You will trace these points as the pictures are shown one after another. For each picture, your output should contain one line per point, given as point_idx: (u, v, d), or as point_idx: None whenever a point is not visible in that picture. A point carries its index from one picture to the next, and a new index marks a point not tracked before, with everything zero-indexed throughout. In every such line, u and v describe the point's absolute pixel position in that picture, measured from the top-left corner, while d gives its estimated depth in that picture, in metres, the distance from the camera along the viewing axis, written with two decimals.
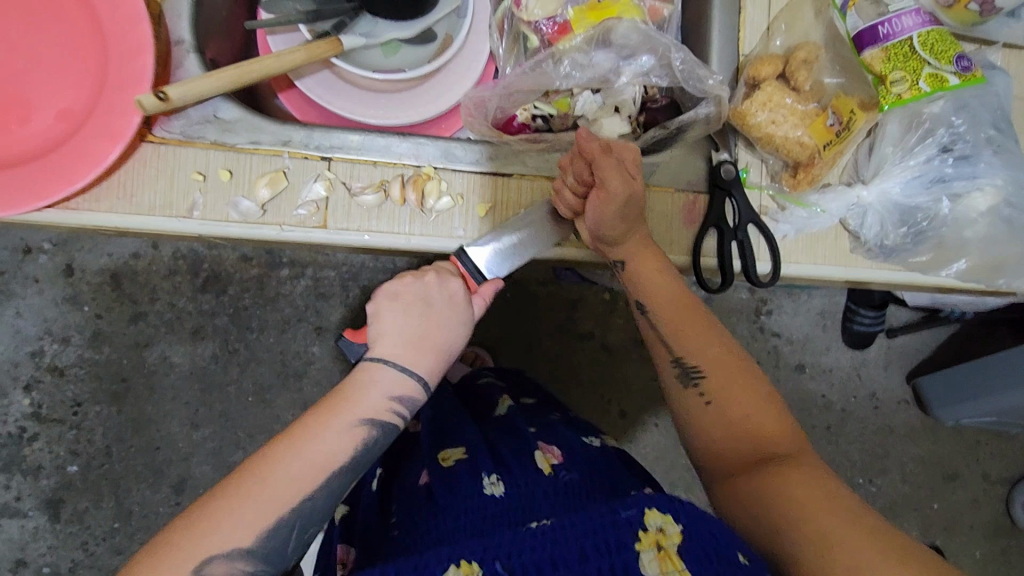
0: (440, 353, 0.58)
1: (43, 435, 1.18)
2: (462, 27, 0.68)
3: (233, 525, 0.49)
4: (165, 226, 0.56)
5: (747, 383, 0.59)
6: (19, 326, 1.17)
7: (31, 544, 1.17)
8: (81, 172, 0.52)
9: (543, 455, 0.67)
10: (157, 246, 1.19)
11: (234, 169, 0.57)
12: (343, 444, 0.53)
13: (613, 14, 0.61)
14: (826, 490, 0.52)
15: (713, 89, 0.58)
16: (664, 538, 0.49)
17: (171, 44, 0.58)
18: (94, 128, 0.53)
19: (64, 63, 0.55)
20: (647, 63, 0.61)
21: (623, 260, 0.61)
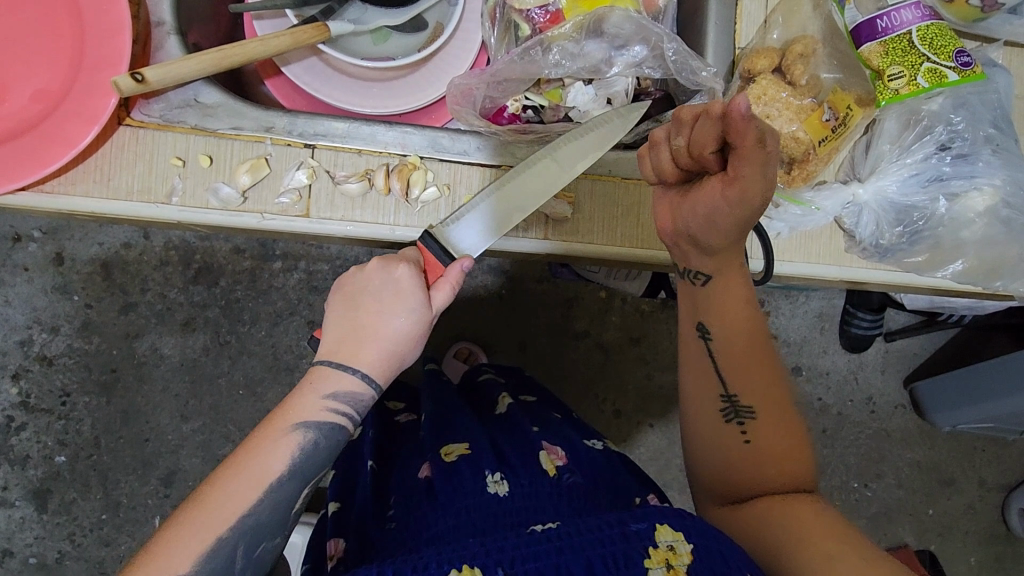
0: (382, 345, 0.53)
1: (31, 425, 1.17)
2: (453, 15, 0.67)
3: (168, 557, 0.47)
4: (142, 211, 0.55)
5: (788, 433, 0.58)
6: (8, 315, 1.16)
7: (17, 534, 1.17)
8: (55, 155, 0.51)
9: (546, 455, 0.66)
10: (148, 236, 1.18)
11: (214, 155, 0.56)
12: (279, 453, 0.51)
13: (605, 3, 0.61)
14: (824, 518, 0.52)
15: (707, 81, 0.59)
16: (674, 556, 0.47)
17: (152, 26, 0.57)
18: (71, 110, 0.52)
19: (42, 43, 0.54)
20: (639, 53, 0.60)
21: (706, 276, 0.57)
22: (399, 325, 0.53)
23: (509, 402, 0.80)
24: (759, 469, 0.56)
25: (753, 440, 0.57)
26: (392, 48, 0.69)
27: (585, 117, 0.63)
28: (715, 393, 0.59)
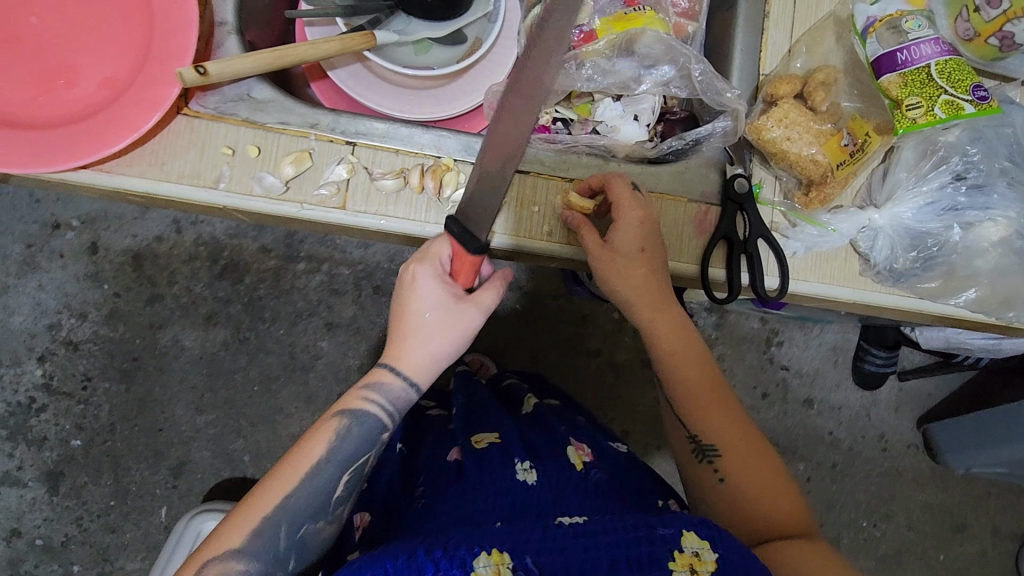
0: (416, 338, 0.57)
1: (52, 407, 1.20)
2: (492, 31, 0.70)
3: (228, 529, 0.56)
4: (191, 195, 0.58)
5: (760, 460, 0.64)
6: (41, 299, 1.21)
7: (26, 515, 1.19)
8: (117, 137, 0.54)
9: (574, 450, 0.70)
10: (181, 231, 1.23)
11: (262, 146, 0.59)
12: (319, 440, 0.57)
13: (638, 25, 0.63)
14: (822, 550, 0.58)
15: (730, 102, 0.62)
16: (699, 562, 0.48)
17: (215, 25, 0.61)
18: (136, 97, 0.55)
19: (114, 36, 0.59)
20: (667, 72, 0.63)
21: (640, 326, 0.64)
22: (431, 333, 0.57)
23: (536, 402, 0.82)
24: (738, 499, 0.63)
25: (727, 478, 0.64)
26: (433, 58, 0.71)
27: (611, 130, 0.65)
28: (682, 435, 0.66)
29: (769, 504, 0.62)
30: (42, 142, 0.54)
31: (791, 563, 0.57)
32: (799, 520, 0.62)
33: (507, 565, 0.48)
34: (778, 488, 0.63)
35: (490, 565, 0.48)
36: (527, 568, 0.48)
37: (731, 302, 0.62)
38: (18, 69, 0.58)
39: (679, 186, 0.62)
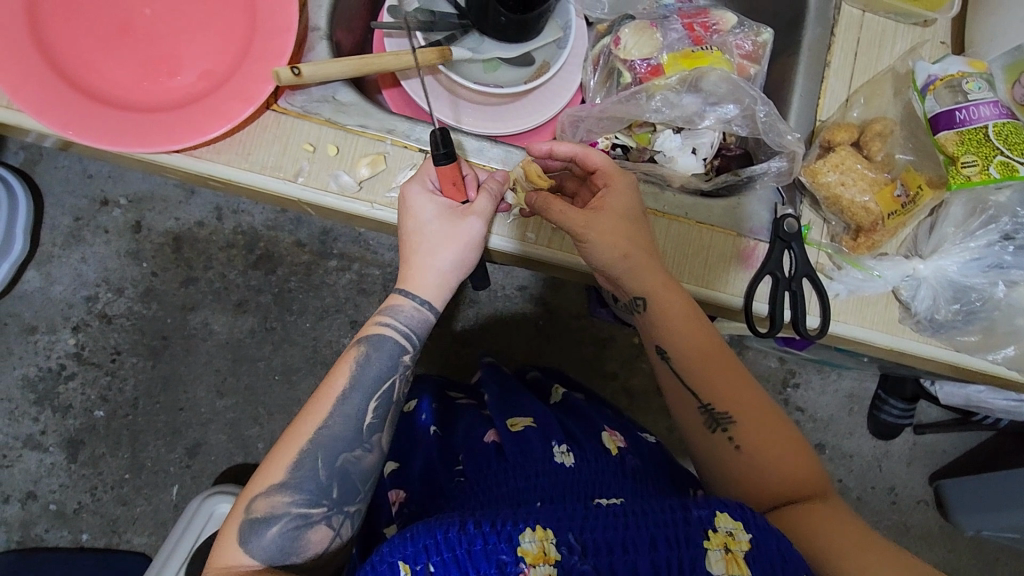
0: (420, 249, 0.63)
1: (80, 376, 1.23)
2: (560, 57, 0.72)
3: (272, 466, 0.63)
4: (272, 185, 0.63)
5: (772, 426, 0.64)
6: (82, 271, 1.24)
7: (43, 479, 1.21)
8: (215, 125, 0.60)
9: (608, 436, 0.78)
10: (221, 218, 1.26)
11: (340, 146, 0.64)
12: (342, 371, 0.65)
13: (705, 64, 0.67)
14: (837, 521, 0.59)
15: (790, 144, 0.63)
16: (733, 542, 0.53)
17: (308, 30, 0.66)
18: (232, 90, 0.60)
19: (216, 33, 0.64)
20: (731, 112, 0.65)
21: (643, 298, 0.62)
22: (441, 248, 0.62)
23: (564, 392, 0.92)
24: (757, 467, 0.62)
25: (743, 445, 0.63)
26: (500, 78, 0.74)
27: (669, 159, 0.68)
28: (693, 407, 0.65)
29: (786, 463, 0.62)
30: (150, 125, 0.60)
31: (807, 534, 0.58)
32: (814, 483, 0.62)
33: (551, 540, 0.52)
34: (789, 444, 0.63)
35: (535, 540, 0.52)
36: (569, 544, 0.52)
37: (772, 336, 0.64)
38: (124, 54, 0.63)
39: (729, 221, 0.65)
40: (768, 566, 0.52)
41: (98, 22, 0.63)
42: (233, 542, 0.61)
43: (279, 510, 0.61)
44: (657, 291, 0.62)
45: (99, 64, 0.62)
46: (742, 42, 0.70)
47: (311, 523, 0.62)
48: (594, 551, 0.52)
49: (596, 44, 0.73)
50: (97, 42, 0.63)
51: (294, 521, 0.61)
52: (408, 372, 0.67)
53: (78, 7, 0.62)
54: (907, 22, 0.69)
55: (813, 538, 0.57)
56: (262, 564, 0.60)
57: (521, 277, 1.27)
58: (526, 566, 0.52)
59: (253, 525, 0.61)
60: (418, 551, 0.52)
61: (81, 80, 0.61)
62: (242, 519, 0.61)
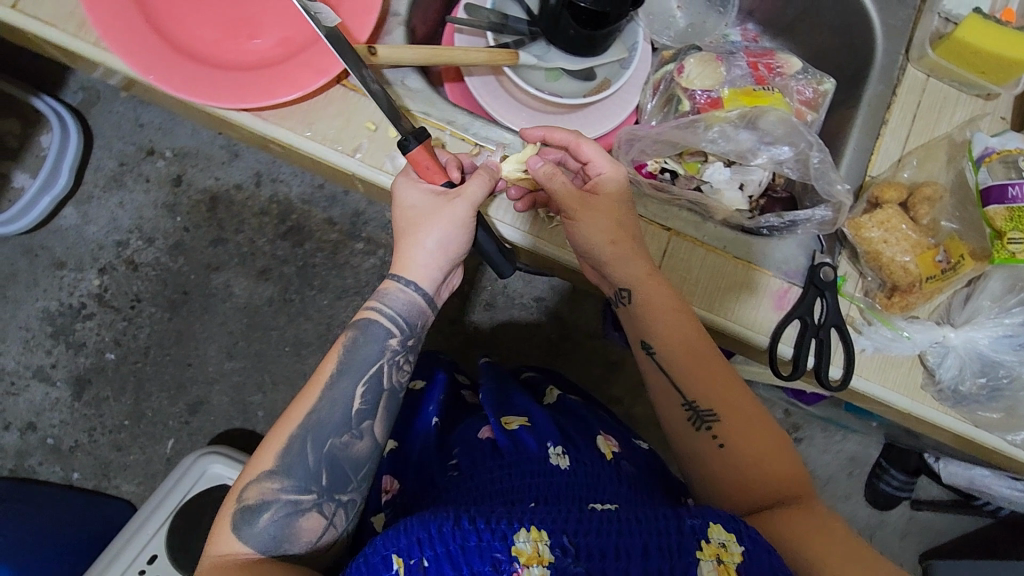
0: (410, 227, 0.63)
1: (97, 317, 1.25)
2: (622, 76, 0.73)
3: (265, 450, 0.64)
4: (330, 156, 0.66)
5: (754, 427, 0.63)
6: (117, 216, 1.27)
7: (45, 413, 1.23)
8: (283, 90, 0.62)
9: (604, 440, 0.79)
10: (259, 186, 1.30)
11: (400, 129, 0.66)
12: (333, 355, 0.66)
13: (765, 103, 0.68)
14: (824, 528, 0.58)
15: (839, 195, 0.63)
16: (726, 553, 0.53)
17: (388, 15, 0.68)
18: (306, 60, 0.63)
19: (298, 2, 0.66)
20: (785, 154, 0.66)
21: (626, 288, 0.64)
22: (426, 230, 0.63)
23: (559, 394, 0.92)
24: (741, 464, 0.62)
25: (726, 443, 0.63)
26: (561, 87, 0.75)
27: (715, 191, 0.67)
28: (677, 404, 0.65)
29: (768, 462, 0.62)
30: (221, 81, 0.62)
31: (792, 538, 0.56)
32: (799, 487, 0.62)
33: (545, 542, 0.52)
34: (771, 440, 0.63)
35: (530, 541, 0.52)
36: (562, 546, 0.52)
37: (795, 379, 0.64)
38: (209, 12, 0.65)
39: (765, 261, 0.66)
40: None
41: None
42: (226, 530, 0.62)
43: (269, 497, 0.62)
44: (637, 277, 0.64)
45: (184, 17, 0.64)
46: (803, 88, 0.71)
47: (302, 510, 0.62)
48: (587, 555, 0.52)
49: (659, 68, 0.74)
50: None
51: (284, 508, 0.62)
52: (397, 358, 0.67)
53: None
54: (970, 93, 0.70)
55: (793, 542, 0.56)
56: (254, 552, 0.61)
57: (540, 288, 1.28)
58: (520, 566, 0.51)
59: (244, 511, 0.61)
60: (411, 546, 0.53)
61: (162, 22, 0.63)
62: (233, 508, 0.62)
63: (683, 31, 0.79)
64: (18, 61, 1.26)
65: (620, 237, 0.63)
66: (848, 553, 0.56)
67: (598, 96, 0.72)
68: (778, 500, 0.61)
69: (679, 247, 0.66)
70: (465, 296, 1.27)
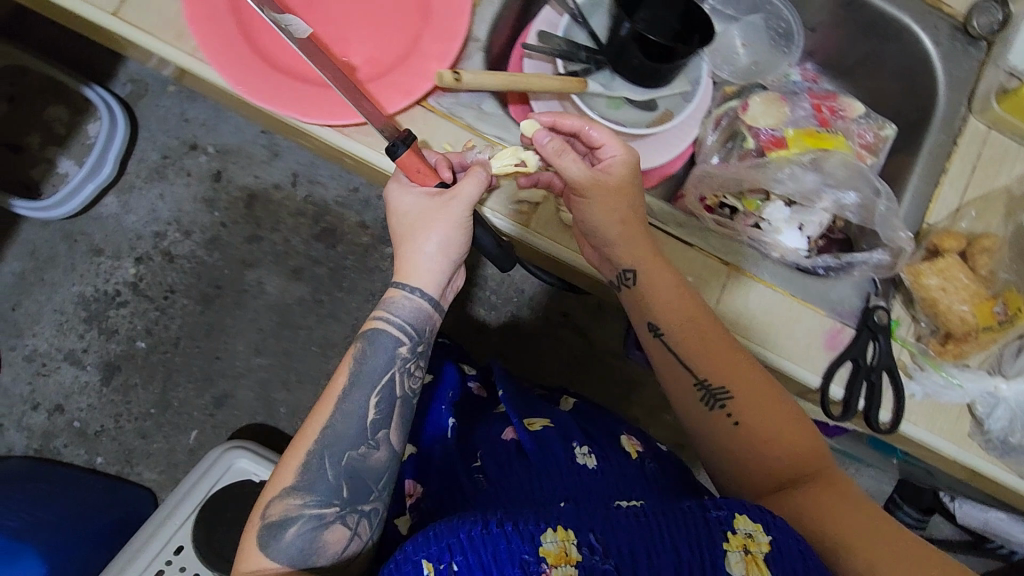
0: (411, 234, 0.66)
1: (131, 305, 1.27)
2: (686, 108, 0.72)
3: (285, 467, 0.66)
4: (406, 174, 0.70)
5: (769, 403, 0.65)
6: (157, 207, 1.29)
7: (74, 396, 1.24)
8: (372, 110, 0.68)
9: (628, 439, 0.82)
10: (297, 186, 1.32)
11: (474, 152, 0.70)
12: (343, 369, 0.68)
13: (827, 146, 0.70)
14: (846, 504, 0.60)
15: (901, 241, 0.66)
16: (752, 543, 0.54)
17: (469, 42, 0.73)
18: (394, 82, 0.69)
19: (384, 24, 0.72)
20: (850, 200, 0.68)
21: (632, 271, 0.66)
22: (426, 236, 0.65)
23: (575, 402, 0.92)
24: (753, 438, 0.64)
25: (740, 420, 0.65)
26: (623, 116, 0.73)
27: (774, 229, 0.69)
28: (689, 384, 0.67)
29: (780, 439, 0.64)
30: (316, 99, 0.69)
31: (815, 515, 0.59)
32: (817, 460, 0.64)
33: (572, 541, 0.53)
34: (782, 411, 0.65)
35: (556, 540, 0.53)
36: (589, 544, 0.53)
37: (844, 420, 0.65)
38: (301, 30, 0.71)
39: (819, 300, 0.67)
40: (789, 568, 0.53)
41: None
42: (254, 547, 0.64)
43: (294, 512, 0.64)
44: (643, 259, 0.66)
45: (280, 36, 0.70)
46: (864, 133, 0.74)
47: (326, 523, 0.64)
48: (616, 552, 0.53)
49: (720, 104, 0.76)
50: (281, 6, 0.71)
51: (309, 522, 0.64)
52: (407, 366, 0.69)
53: None
54: None
55: (816, 519, 0.59)
56: (284, 566, 0.63)
57: (566, 304, 1.29)
58: (548, 565, 0.52)
59: (271, 527, 0.63)
60: (440, 551, 0.54)
61: (261, 42, 0.70)
62: (260, 525, 0.64)
63: (745, 68, 0.81)
64: (70, 50, 1.29)
65: (627, 218, 0.65)
66: (870, 528, 0.58)
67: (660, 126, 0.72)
68: (796, 476, 0.63)
69: (738, 281, 0.68)
70: (492, 307, 1.28)
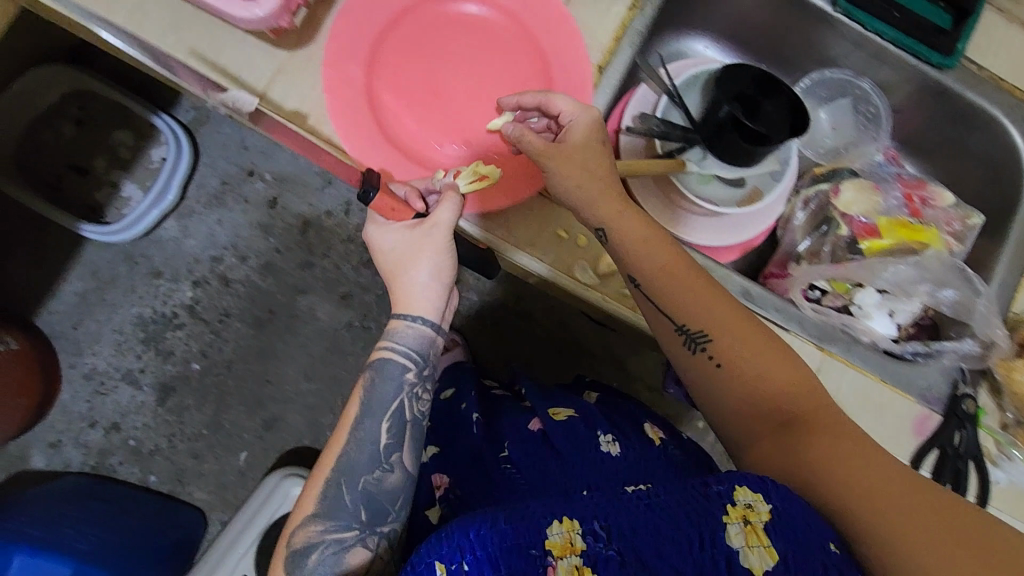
0: (402, 269, 0.69)
1: (187, 327, 1.31)
2: (774, 188, 0.77)
3: (307, 496, 0.68)
4: (524, 259, 0.73)
5: (751, 346, 0.66)
6: (215, 232, 1.33)
7: (130, 415, 1.28)
8: (496, 200, 0.72)
9: (650, 428, 0.85)
10: (349, 214, 1.35)
11: (588, 238, 0.74)
12: (353, 399, 0.70)
13: (919, 238, 0.77)
14: (831, 439, 0.62)
15: (994, 335, 0.72)
16: (752, 514, 0.55)
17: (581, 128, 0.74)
18: (516, 174, 0.74)
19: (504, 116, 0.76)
20: (947, 295, 0.75)
21: (603, 228, 0.67)
22: (415, 267, 0.68)
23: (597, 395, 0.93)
24: (742, 385, 0.66)
25: (721, 361, 0.67)
26: (712, 190, 0.78)
27: (865, 314, 0.74)
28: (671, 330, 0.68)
29: (769, 384, 0.66)
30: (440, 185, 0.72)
31: (799, 456, 0.62)
32: (808, 395, 0.65)
33: (578, 531, 0.53)
34: (767, 351, 0.67)
35: (562, 531, 0.53)
36: (594, 532, 0.53)
37: None
38: (426, 118, 0.75)
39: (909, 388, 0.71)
40: (789, 532, 0.54)
41: (413, 85, 0.75)
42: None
43: (316, 539, 0.65)
44: (616, 218, 0.67)
45: (405, 122, 0.74)
46: (953, 221, 0.80)
47: (347, 546, 0.66)
48: (619, 535, 0.53)
49: (811, 186, 0.84)
50: (407, 95, 0.74)
51: (331, 547, 0.65)
52: (415, 390, 0.71)
53: (401, 72, 0.74)
54: None
55: (798, 458, 0.62)
56: None
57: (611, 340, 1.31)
58: (553, 559, 0.52)
59: (298, 556, 0.65)
60: (451, 551, 0.53)
61: (388, 126, 0.73)
62: (285, 555, 0.66)
63: (832, 149, 0.93)
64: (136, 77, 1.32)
65: (587, 176, 0.67)
66: (855, 459, 0.60)
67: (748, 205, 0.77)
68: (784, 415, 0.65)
69: (833, 366, 0.71)
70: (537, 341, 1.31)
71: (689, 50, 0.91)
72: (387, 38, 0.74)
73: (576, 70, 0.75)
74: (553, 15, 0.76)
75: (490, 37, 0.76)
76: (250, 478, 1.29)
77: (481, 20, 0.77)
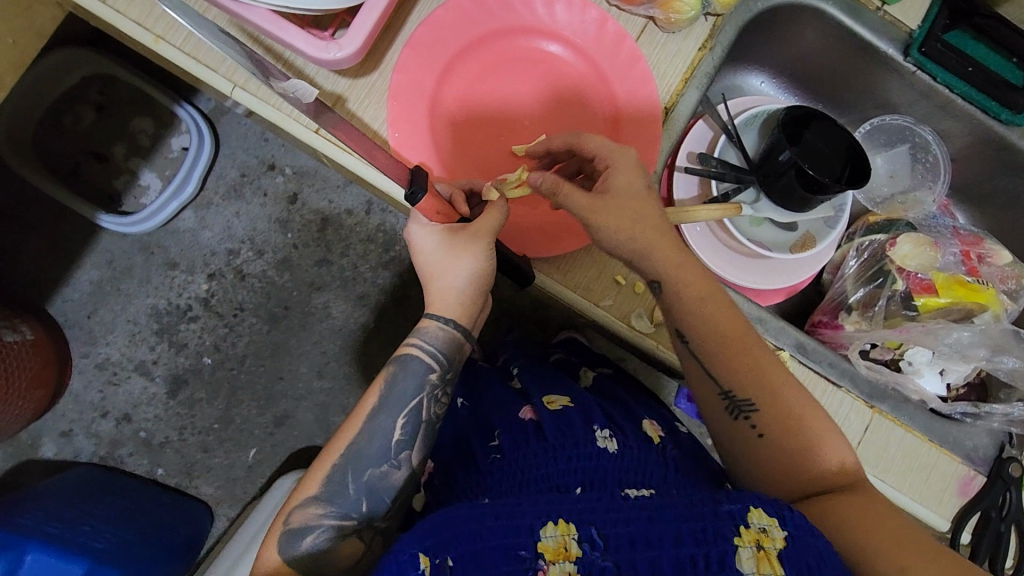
0: (438, 275, 0.67)
1: (201, 320, 1.29)
2: (828, 236, 0.79)
3: (311, 479, 0.66)
4: (581, 303, 0.73)
5: (797, 409, 0.64)
6: (232, 225, 1.30)
7: (141, 406, 1.27)
8: (561, 242, 0.71)
9: (648, 423, 0.75)
10: (370, 213, 1.33)
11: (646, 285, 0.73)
12: (374, 390, 0.68)
13: (975, 297, 0.76)
14: (872, 514, 0.58)
15: None
16: (766, 539, 0.51)
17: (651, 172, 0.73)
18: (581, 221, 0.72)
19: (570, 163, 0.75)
20: (1008, 363, 0.76)
21: (655, 283, 0.65)
22: (449, 268, 0.66)
23: (595, 376, 0.89)
24: (782, 446, 0.63)
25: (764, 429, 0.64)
26: (762, 234, 0.80)
27: (914, 370, 0.77)
28: (715, 394, 0.66)
29: (807, 444, 0.63)
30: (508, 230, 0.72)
31: (834, 521, 0.57)
32: (847, 471, 0.62)
33: (573, 536, 0.52)
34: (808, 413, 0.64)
35: (556, 535, 0.52)
36: (590, 539, 0.52)
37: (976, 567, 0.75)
38: (491, 159, 0.74)
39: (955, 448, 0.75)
40: (804, 564, 0.50)
41: (480, 125, 0.74)
42: (273, 549, 0.64)
43: (313, 522, 0.63)
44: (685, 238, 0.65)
45: (469, 163, 0.74)
46: (1006, 278, 0.81)
47: (344, 535, 0.64)
48: (616, 547, 0.51)
49: (867, 234, 0.84)
50: (474, 136, 0.74)
51: (328, 532, 0.63)
52: (436, 392, 0.69)
53: (469, 112, 0.74)
54: None
55: (838, 528, 0.57)
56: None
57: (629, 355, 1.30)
58: (545, 562, 0.51)
59: (291, 536, 0.63)
60: (438, 545, 0.53)
61: (452, 163, 0.73)
62: (281, 530, 0.64)
63: (888, 198, 0.91)
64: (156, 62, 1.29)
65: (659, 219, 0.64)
66: (894, 533, 0.55)
67: (798, 252, 0.78)
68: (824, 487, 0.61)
69: (881, 425, 0.74)
70: None
71: (746, 85, 0.93)
72: (455, 73, 0.73)
73: (649, 124, 0.73)
74: (628, 57, 0.73)
75: (561, 80, 0.75)
76: (259, 474, 1.28)
77: (552, 57, 0.75)
